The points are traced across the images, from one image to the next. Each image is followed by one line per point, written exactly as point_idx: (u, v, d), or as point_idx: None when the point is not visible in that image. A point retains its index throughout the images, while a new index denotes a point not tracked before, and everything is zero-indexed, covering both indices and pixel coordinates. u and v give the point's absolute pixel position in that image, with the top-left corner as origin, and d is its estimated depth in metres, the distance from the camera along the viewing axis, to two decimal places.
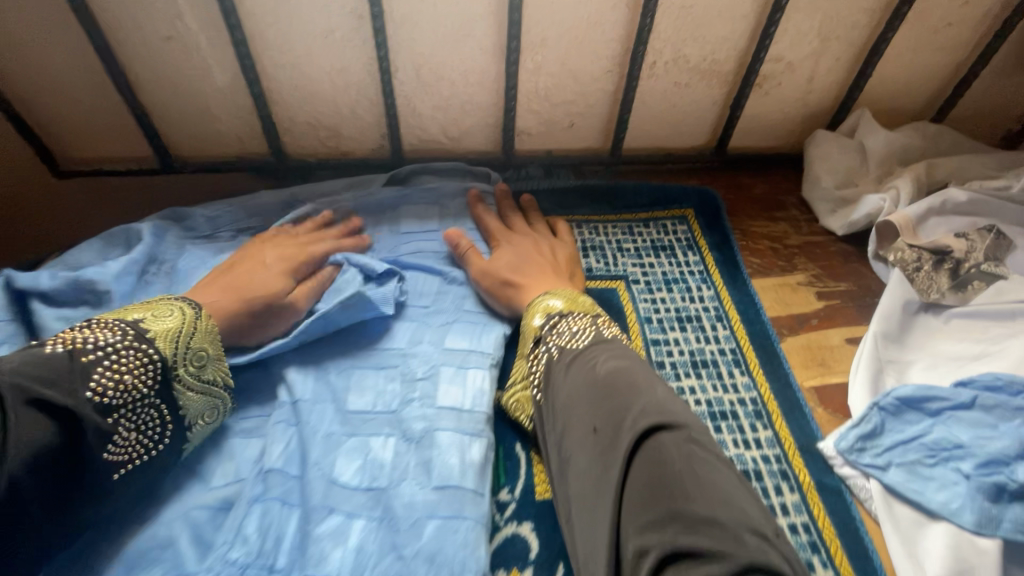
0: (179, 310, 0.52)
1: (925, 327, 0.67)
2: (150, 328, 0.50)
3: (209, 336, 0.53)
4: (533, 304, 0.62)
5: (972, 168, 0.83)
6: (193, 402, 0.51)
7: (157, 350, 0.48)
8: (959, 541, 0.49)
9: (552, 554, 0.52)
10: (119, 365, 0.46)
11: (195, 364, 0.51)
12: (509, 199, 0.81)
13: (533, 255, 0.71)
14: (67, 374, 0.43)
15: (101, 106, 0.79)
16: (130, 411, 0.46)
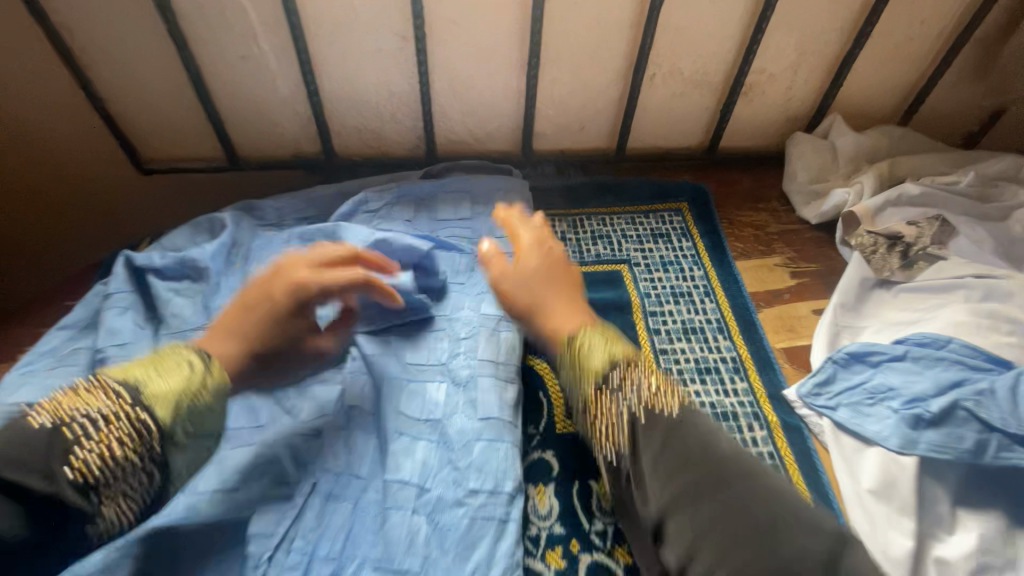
0: (183, 367, 0.54)
1: (878, 299, 0.80)
2: (149, 390, 0.52)
3: (214, 392, 0.55)
4: (587, 343, 0.62)
5: (929, 165, 0.96)
6: (181, 458, 0.54)
7: (151, 419, 0.50)
8: (887, 459, 0.63)
9: (569, 472, 0.66)
10: (104, 438, 0.48)
11: (191, 425, 0.53)
12: (525, 222, 0.75)
13: (556, 277, 0.70)
14: (46, 450, 0.47)
15: (181, 113, 0.93)
16: (118, 481, 0.49)
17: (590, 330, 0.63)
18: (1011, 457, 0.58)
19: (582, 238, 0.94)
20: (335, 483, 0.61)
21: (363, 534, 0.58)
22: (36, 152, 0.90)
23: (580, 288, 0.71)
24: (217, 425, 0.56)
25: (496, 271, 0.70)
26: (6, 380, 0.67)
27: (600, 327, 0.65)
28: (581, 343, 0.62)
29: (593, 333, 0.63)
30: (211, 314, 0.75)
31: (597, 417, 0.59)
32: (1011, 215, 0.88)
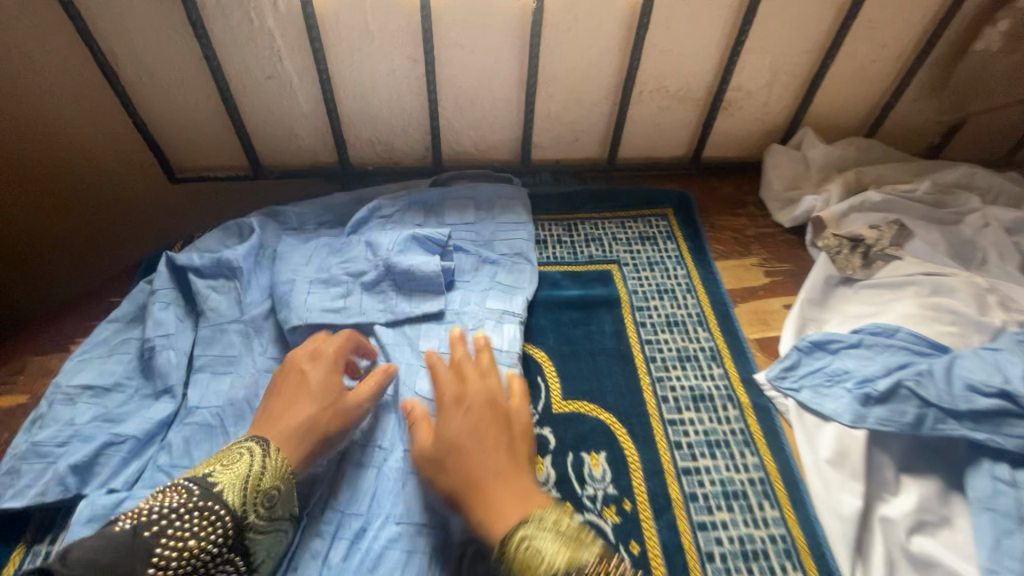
0: (244, 456, 0.60)
1: (841, 295, 0.89)
2: (218, 482, 0.57)
3: (278, 473, 0.60)
4: (518, 553, 0.53)
5: (891, 174, 1.06)
6: (259, 543, 0.57)
7: (221, 507, 0.56)
8: (841, 432, 0.72)
9: (564, 444, 0.75)
10: (180, 533, 0.54)
11: (261, 508, 0.58)
12: (467, 363, 0.70)
13: (486, 436, 0.63)
14: (129, 552, 0.52)
15: (211, 128, 1.02)
16: (201, 573, 0.54)
17: (533, 523, 0.55)
18: (946, 428, 0.67)
19: (577, 241, 1.03)
20: (363, 454, 0.69)
21: (388, 495, 0.66)
22: (80, 163, 0.99)
23: (527, 439, 0.66)
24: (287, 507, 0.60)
25: (423, 441, 0.64)
26: (67, 366, 0.75)
27: (542, 513, 0.56)
28: (522, 542, 0.54)
29: (536, 529, 0.55)
30: (244, 308, 0.84)
31: None
32: (964, 219, 0.98)
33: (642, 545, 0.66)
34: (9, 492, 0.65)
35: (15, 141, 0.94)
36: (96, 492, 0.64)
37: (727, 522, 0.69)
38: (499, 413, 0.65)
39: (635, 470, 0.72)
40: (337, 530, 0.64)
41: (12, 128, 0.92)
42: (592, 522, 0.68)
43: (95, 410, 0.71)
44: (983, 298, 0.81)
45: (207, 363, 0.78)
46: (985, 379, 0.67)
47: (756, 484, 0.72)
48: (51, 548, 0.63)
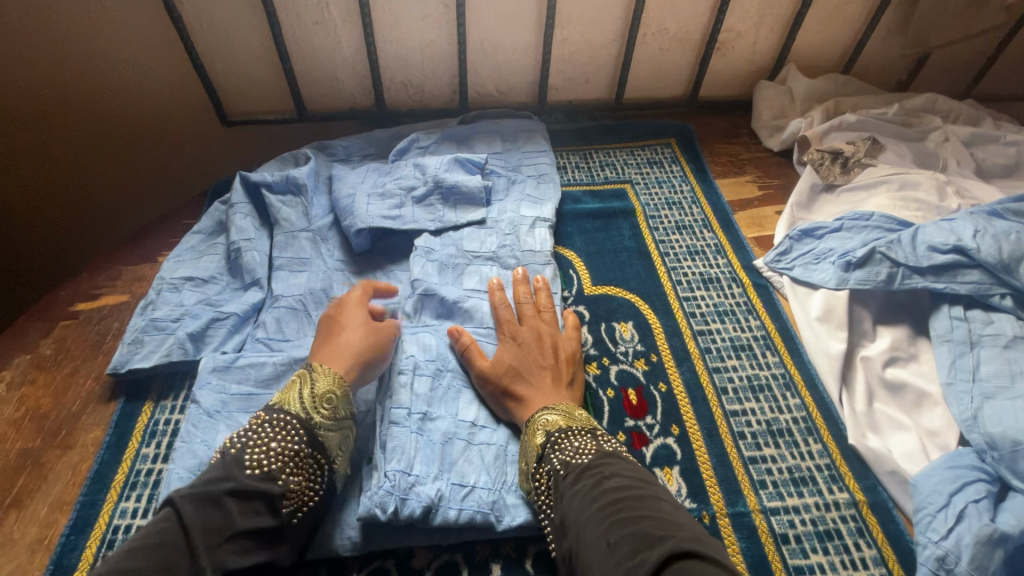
0: (299, 374, 0.69)
1: (823, 200, 1.04)
2: (280, 400, 0.66)
3: (331, 381, 0.68)
4: (533, 421, 0.68)
5: (865, 103, 1.21)
6: (332, 438, 0.65)
7: (289, 414, 0.64)
8: (828, 295, 0.86)
9: (597, 318, 0.88)
10: (262, 441, 0.61)
11: (323, 410, 0.65)
12: (529, 305, 0.82)
13: (537, 360, 0.74)
14: (224, 464, 0.59)
15: (260, 72, 1.13)
16: (292, 466, 0.61)
17: (550, 408, 0.69)
18: (912, 281, 0.82)
19: (592, 166, 1.16)
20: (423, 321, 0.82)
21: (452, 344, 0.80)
22: (134, 104, 1.07)
23: (572, 366, 0.77)
24: (346, 408, 0.68)
25: (478, 365, 0.74)
26: (166, 265, 0.87)
27: (560, 404, 0.70)
28: (538, 422, 0.68)
29: (550, 410, 0.69)
30: (312, 220, 0.95)
31: (535, 481, 0.64)
32: (927, 136, 1.13)
33: (669, 384, 0.80)
34: (137, 355, 0.77)
35: (94, 99, 1.03)
36: (213, 352, 0.77)
37: (736, 366, 0.83)
38: (552, 349, 0.76)
39: (657, 332, 0.86)
40: (416, 369, 0.74)
41: (94, 87, 1.02)
42: (626, 369, 0.81)
43: (198, 296, 0.84)
44: (943, 189, 0.96)
45: (285, 263, 0.89)
46: (942, 240, 0.81)
47: (759, 338, 0.86)
48: (177, 402, 0.76)
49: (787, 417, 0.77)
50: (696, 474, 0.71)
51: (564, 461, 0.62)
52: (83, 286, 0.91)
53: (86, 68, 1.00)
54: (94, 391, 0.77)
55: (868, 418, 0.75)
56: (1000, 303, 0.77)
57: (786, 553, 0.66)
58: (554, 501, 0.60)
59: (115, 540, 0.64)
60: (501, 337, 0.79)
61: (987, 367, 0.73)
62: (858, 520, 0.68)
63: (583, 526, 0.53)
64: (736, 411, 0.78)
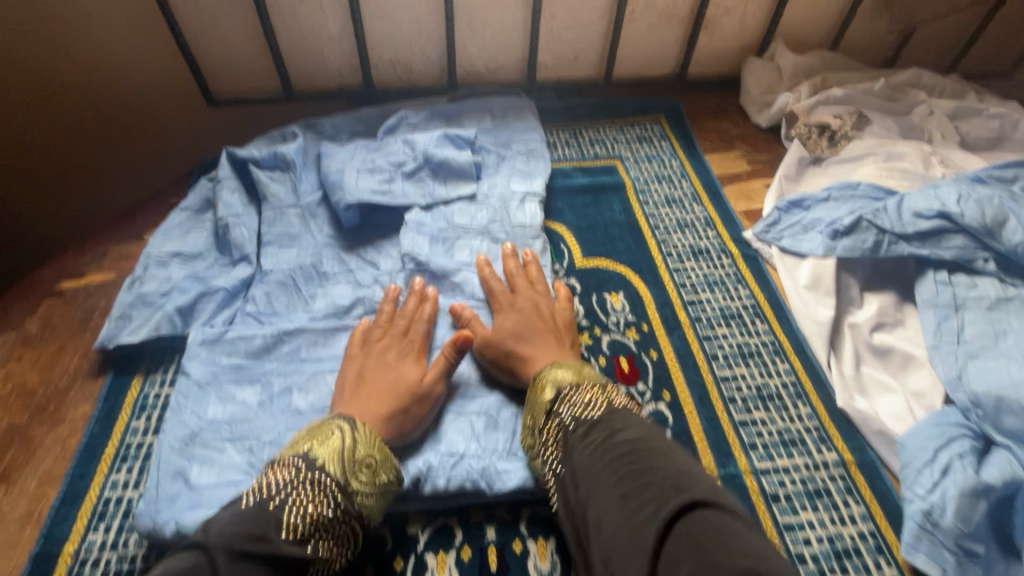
0: (338, 430, 0.61)
1: (811, 172, 1.05)
2: (319, 455, 0.58)
3: (371, 444, 0.61)
4: (541, 377, 0.67)
5: (852, 78, 1.21)
6: (369, 506, 0.59)
7: (330, 476, 0.57)
8: (816, 263, 0.87)
9: (588, 290, 0.88)
10: (301, 502, 0.54)
11: (364, 476, 0.59)
12: (521, 275, 0.82)
13: (538, 323, 0.75)
14: (261, 522, 0.51)
15: (244, 49, 1.11)
16: (327, 534, 0.55)
17: (556, 363, 0.68)
18: (898, 248, 0.83)
19: (582, 143, 1.16)
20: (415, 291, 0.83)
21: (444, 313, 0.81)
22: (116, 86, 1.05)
23: (569, 330, 0.77)
24: (387, 473, 0.61)
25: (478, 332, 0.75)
26: (153, 240, 0.86)
27: (568, 360, 0.69)
28: (546, 377, 0.67)
29: (558, 366, 0.68)
30: (300, 195, 0.94)
31: (543, 435, 0.63)
32: (913, 109, 1.14)
33: (660, 352, 0.81)
34: (125, 330, 0.76)
35: (75, 82, 1.01)
36: (202, 326, 0.76)
37: (726, 334, 0.83)
38: (551, 313, 0.77)
39: (648, 303, 0.87)
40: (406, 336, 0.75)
41: (69, 66, 1.00)
42: (617, 338, 0.82)
43: (186, 271, 0.83)
44: (928, 159, 0.97)
45: (274, 239, 0.88)
46: (927, 206, 0.82)
47: (748, 307, 0.87)
48: (166, 375, 0.76)
49: (776, 381, 0.78)
50: (688, 438, 0.72)
51: (574, 414, 0.61)
52: (69, 265, 0.89)
53: (66, 50, 0.98)
54: (82, 366, 0.76)
55: (856, 382, 0.76)
56: (983, 267, 0.79)
57: (776, 511, 0.67)
58: (562, 452, 0.60)
59: (107, 511, 0.64)
60: (498, 306, 0.79)
61: (971, 328, 0.75)
62: (846, 479, 0.69)
63: (593, 480, 0.53)
64: (726, 376, 0.78)
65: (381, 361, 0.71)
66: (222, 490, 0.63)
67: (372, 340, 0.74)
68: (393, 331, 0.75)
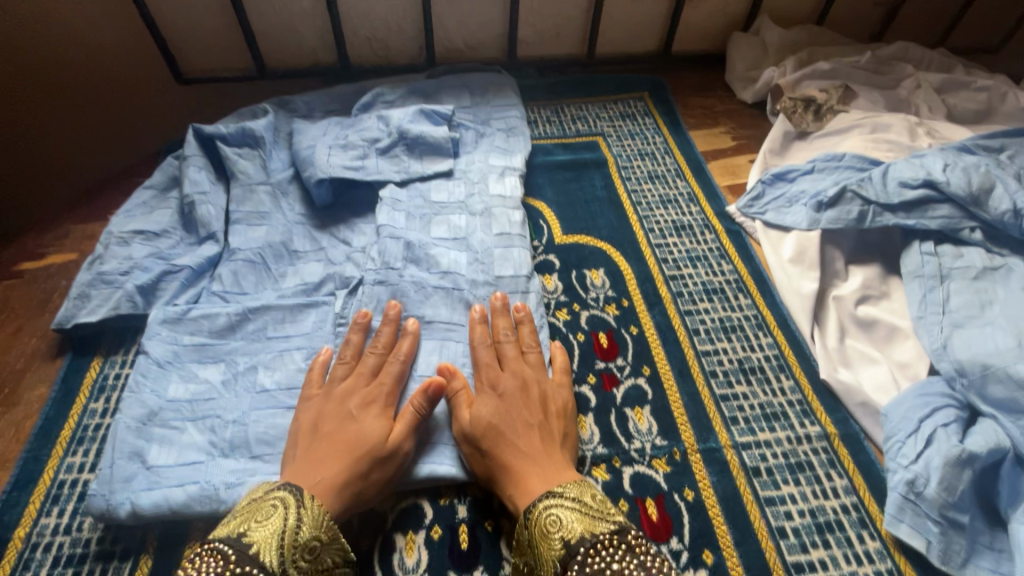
0: (281, 508, 0.52)
1: (796, 146, 1.03)
2: (254, 540, 0.49)
3: (318, 522, 0.53)
4: (539, 525, 0.53)
5: (838, 52, 1.19)
6: None
7: (264, 567, 0.48)
8: (800, 236, 0.85)
9: (568, 265, 0.86)
10: None
11: (305, 563, 0.51)
12: (508, 343, 0.70)
13: (523, 416, 0.63)
14: None
15: (217, 24, 1.08)
16: None
17: (555, 494, 0.55)
18: (884, 219, 0.81)
19: (564, 120, 1.13)
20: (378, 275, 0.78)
21: (415, 288, 0.77)
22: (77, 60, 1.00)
23: (563, 419, 0.65)
24: (331, 558, 0.53)
25: (460, 418, 0.64)
26: (114, 219, 0.82)
27: (568, 488, 0.56)
28: (544, 518, 0.54)
29: (559, 502, 0.54)
30: (271, 173, 0.91)
31: None
32: (900, 83, 1.12)
33: (640, 327, 0.78)
34: (83, 310, 0.73)
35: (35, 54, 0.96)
36: (164, 305, 0.73)
37: (708, 308, 0.81)
38: (542, 402, 0.65)
39: (629, 278, 0.84)
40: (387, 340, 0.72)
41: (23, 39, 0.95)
42: (597, 314, 0.80)
43: (149, 249, 0.79)
44: (914, 130, 0.95)
45: (242, 217, 0.85)
46: (913, 175, 0.80)
47: (731, 281, 0.85)
48: (127, 356, 0.73)
49: (759, 355, 0.76)
50: (667, 413, 0.70)
51: None
52: (29, 245, 0.86)
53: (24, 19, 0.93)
54: (39, 348, 0.74)
55: (840, 354, 0.74)
56: (970, 236, 0.77)
57: (758, 485, 0.65)
58: None
59: (61, 494, 0.62)
60: (480, 385, 0.67)
61: (956, 298, 0.73)
62: (829, 452, 0.68)
63: None
64: (707, 351, 0.76)
65: (341, 412, 0.63)
66: (180, 471, 0.61)
67: (339, 379, 0.66)
68: (360, 373, 0.67)
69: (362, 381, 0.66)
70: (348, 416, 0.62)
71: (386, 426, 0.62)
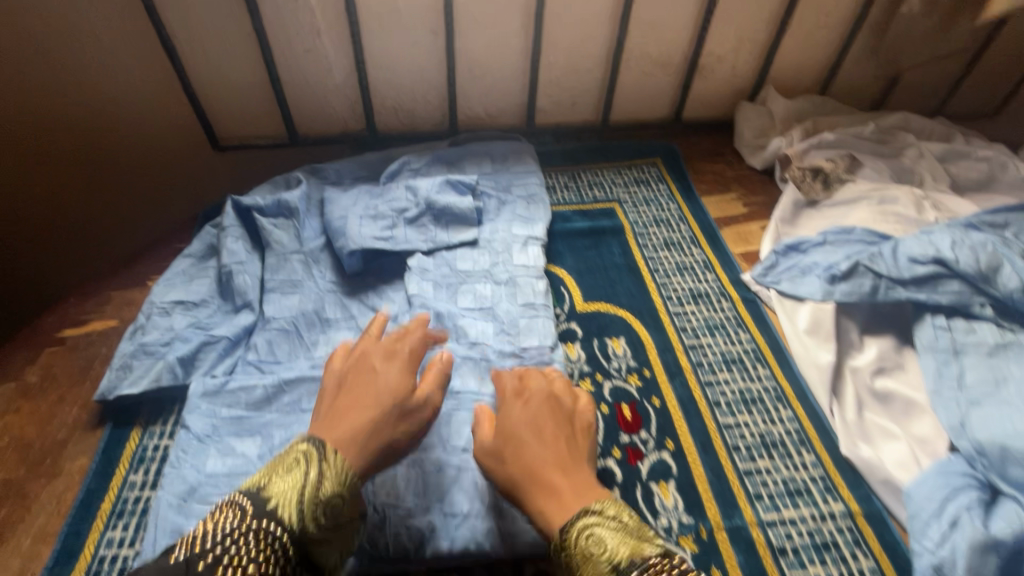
0: (302, 465, 0.53)
1: (807, 216, 1.07)
2: (272, 495, 0.51)
3: (340, 480, 0.54)
4: (582, 551, 0.51)
5: (843, 122, 1.24)
6: (326, 553, 0.52)
7: (280, 525, 0.49)
8: (815, 307, 0.87)
9: (590, 334, 0.89)
10: (241, 566, 0.45)
11: (325, 518, 0.51)
12: (534, 373, 0.72)
13: (546, 425, 0.63)
14: None
15: (253, 97, 1.13)
16: None
17: (595, 513, 0.54)
18: (896, 292, 0.84)
19: (581, 186, 1.18)
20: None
21: (445, 359, 0.80)
22: (126, 130, 1.08)
23: (571, 427, 0.65)
24: (349, 513, 0.54)
25: (481, 434, 0.65)
26: (156, 288, 0.86)
27: (606, 505, 0.55)
28: (582, 534, 0.52)
29: (601, 521, 0.53)
30: (304, 241, 0.95)
31: None
32: (903, 152, 1.17)
33: (662, 398, 0.80)
34: (126, 381, 0.76)
35: (89, 126, 1.04)
36: (202, 377, 0.76)
37: (728, 379, 0.83)
38: (566, 417, 0.65)
39: (649, 347, 0.87)
40: None
41: (72, 113, 1.02)
42: (619, 385, 0.82)
43: (188, 319, 0.83)
44: (920, 203, 0.99)
45: (277, 285, 0.89)
46: (922, 251, 0.83)
47: (749, 351, 0.87)
48: (166, 427, 0.75)
49: (780, 428, 0.78)
50: (692, 488, 0.71)
51: None
52: (72, 311, 0.90)
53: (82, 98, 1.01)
54: (81, 417, 0.76)
55: (860, 429, 0.76)
56: (980, 311, 0.79)
57: (784, 565, 0.66)
58: None
59: (101, 570, 0.63)
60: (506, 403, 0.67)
61: (971, 375, 0.75)
62: (854, 531, 0.69)
63: None
64: (729, 424, 0.78)
65: (364, 372, 0.65)
66: None
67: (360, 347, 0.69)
68: (382, 342, 0.70)
69: (382, 346, 0.69)
70: (371, 373, 0.65)
71: (408, 384, 0.65)
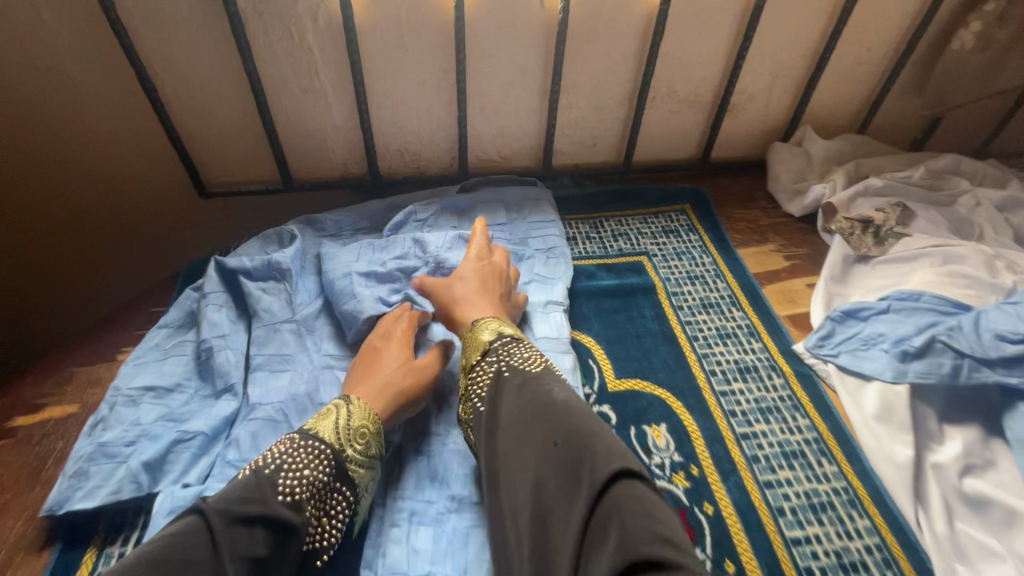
0: (334, 405, 0.66)
1: (859, 273, 0.96)
2: (313, 425, 0.63)
3: (365, 416, 0.65)
4: (478, 325, 0.73)
5: (888, 165, 1.14)
6: (362, 476, 0.62)
7: (323, 442, 0.61)
8: (885, 389, 0.76)
9: (626, 420, 0.77)
10: (296, 467, 0.58)
11: (358, 444, 0.63)
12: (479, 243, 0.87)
13: (476, 285, 0.80)
14: (257, 485, 0.55)
15: (244, 141, 1.03)
16: (319, 502, 0.59)
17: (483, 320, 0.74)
18: (981, 375, 0.71)
19: (605, 236, 1.07)
20: (419, 443, 0.71)
21: (460, 459, 0.70)
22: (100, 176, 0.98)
23: (501, 279, 0.83)
24: (378, 445, 0.65)
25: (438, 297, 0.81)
26: (123, 370, 0.75)
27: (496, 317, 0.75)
28: (477, 326, 0.73)
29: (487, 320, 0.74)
30: (296, 308, 0.84)
31: (471, 377, 0.68)
32: (957, 199, 1.06)
33: (716, 505, 0.69)
34: (79, 493, 0.63)
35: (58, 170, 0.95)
36: (172, 487, 0.64)
37: (791, 479, 0.72)
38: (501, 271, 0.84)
39: (695, 437, 0.75)
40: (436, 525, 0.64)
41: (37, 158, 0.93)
42: (664, 488, 0.70)
43: (159, 410, 0.71)
44: (992, 264, 0.88)
45: (264, 362, 0.77)
46: (1011, 328, 0.72)
47: (812, 442, 0.76)
48: (125, 548, 0.62)
49: (858, 545, 0.66)
50: None
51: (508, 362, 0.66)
52: (26, 394, 0.78)
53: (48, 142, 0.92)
54: (24, 536, 0.64)
55: (953, 546, 0.63)
56: None
57: None
58: (489, 396, 0.63)
59: None
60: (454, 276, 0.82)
61: None
62: None
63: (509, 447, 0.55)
64: (798, 539, 0.66)
65: (371, 359, 0.73)
66: None
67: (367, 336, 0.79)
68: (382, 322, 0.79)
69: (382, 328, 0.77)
70: (374, 359, 0.73)
71: (407, 351, 0.74)
